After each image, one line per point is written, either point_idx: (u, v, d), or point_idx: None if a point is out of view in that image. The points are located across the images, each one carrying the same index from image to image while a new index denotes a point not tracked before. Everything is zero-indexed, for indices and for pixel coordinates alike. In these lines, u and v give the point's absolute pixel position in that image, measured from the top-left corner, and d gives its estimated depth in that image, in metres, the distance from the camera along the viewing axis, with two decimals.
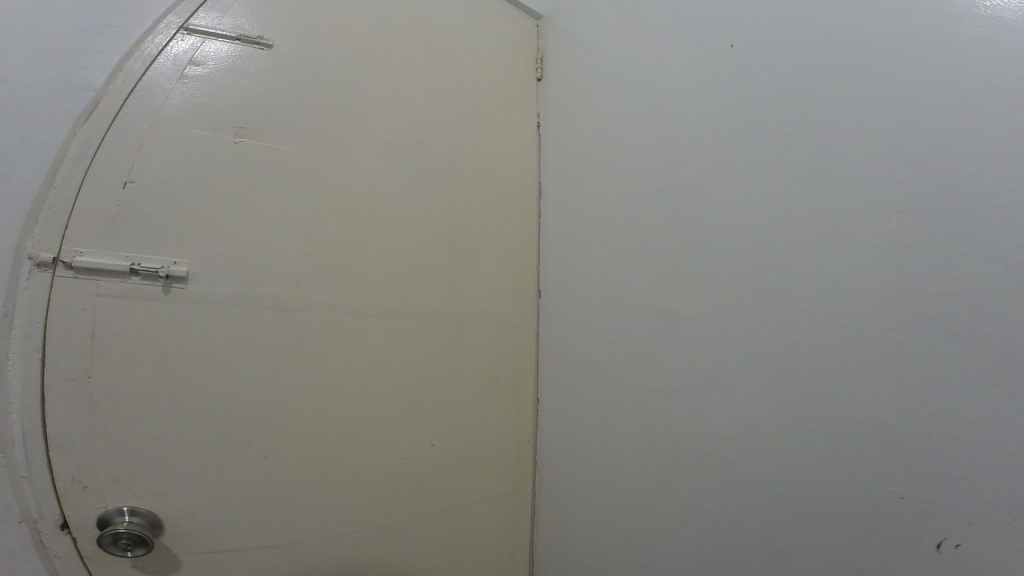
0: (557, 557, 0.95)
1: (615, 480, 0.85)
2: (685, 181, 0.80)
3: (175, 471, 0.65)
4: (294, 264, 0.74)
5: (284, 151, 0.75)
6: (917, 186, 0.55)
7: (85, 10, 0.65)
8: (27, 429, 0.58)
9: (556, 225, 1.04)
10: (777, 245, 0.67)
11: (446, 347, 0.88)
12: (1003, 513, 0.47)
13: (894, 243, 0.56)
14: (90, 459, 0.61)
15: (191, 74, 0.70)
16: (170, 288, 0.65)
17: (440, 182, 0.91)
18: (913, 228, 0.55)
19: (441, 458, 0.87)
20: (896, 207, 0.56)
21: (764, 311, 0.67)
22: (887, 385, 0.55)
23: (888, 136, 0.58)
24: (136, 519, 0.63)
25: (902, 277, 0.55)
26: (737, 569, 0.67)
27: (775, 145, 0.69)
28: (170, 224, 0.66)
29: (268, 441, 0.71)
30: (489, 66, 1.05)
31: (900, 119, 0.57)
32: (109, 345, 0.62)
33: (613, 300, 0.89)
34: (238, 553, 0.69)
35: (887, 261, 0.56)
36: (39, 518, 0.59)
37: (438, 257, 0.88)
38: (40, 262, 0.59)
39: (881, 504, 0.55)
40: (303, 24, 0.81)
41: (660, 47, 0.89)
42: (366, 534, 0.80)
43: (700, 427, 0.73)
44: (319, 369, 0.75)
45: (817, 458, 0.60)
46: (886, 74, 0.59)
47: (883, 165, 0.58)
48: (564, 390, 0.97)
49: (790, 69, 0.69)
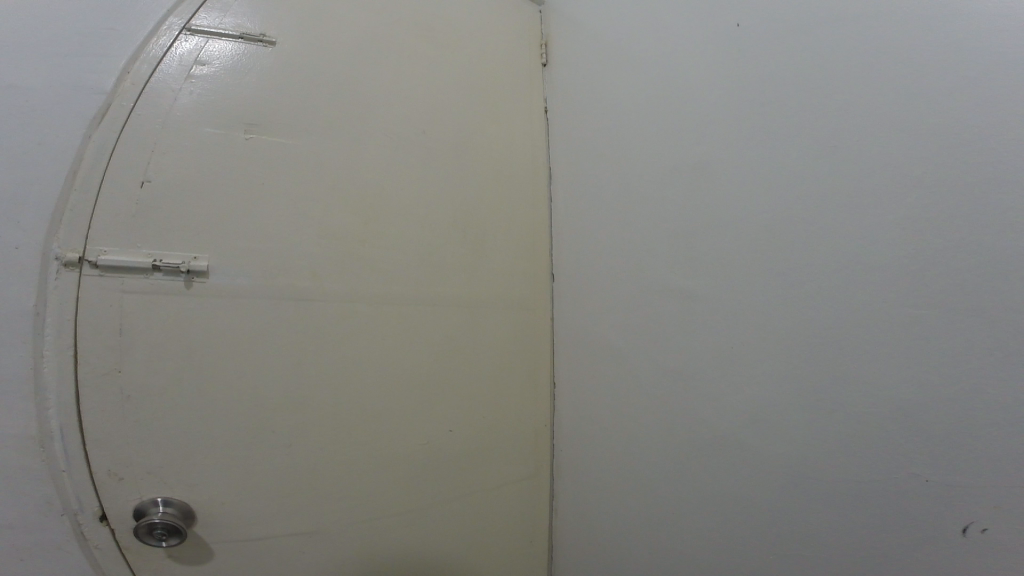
0: (578, 540, 0.97)
1: (635, 462, 0.86)
2: (696, 160, 0.79)
3: (204, 462, 0.67)
4: (308, 258, 0.75)
5: (293, 146, 0.75)
6: (937, 154, 0.53)
7: (89, 12, 0.66)
8: (64, 424, 0.60)
9: (567, 210, 1.03)
10: (792, 224, 0.66)
11: (462, 334, 0.89)
12: None
13: (913, 215, 0.54)
14: (124, 452, 0.63)
15: (196, 74, 0.71)
16: (192, 282, 0.67)
17: (449, 170, 0.91)
18: (932, 197, 0.53)
19: (461, 444, 0.88)
20: (912, 178, 0.55)
21: (780, 291, 0.66)
22: (905, 362, 0.54)
23: (903, 105, 0.56)
24: (170, 510, 0.65)
25: (923, 249, 0.53)
26: (759, 549, 0.67)
27: (786, 121, 0.67)
28: (187, 222, 0.67)
29: (291, 431, 0.73)
30: (493, 53, 1.04)
31: (916, 87, 0.55)
32: (136, 341, 0.64)
33: (626, 284, 0.89)
34: (268, 540, 0.72)
35: (907, 233, 0.55)
36: (79, 511, 0.62)
37: (451, 245, 0.89)
38: (66, 261, 0.61)
39: (903, 487, 0.54)
40: (305, 19, 0.81)
41: (666, 25, 0.87)
42: (389, 519, 0.81)
43: (719, 408, 0.73)
44: (338, 359, 0.76)
45: (835, 438, 0.59)
46: (898, 41, 0.57)
47: (901, 133, 0.56)
48: (580, 376, 0.97)
49: (800, 40, 0.67)
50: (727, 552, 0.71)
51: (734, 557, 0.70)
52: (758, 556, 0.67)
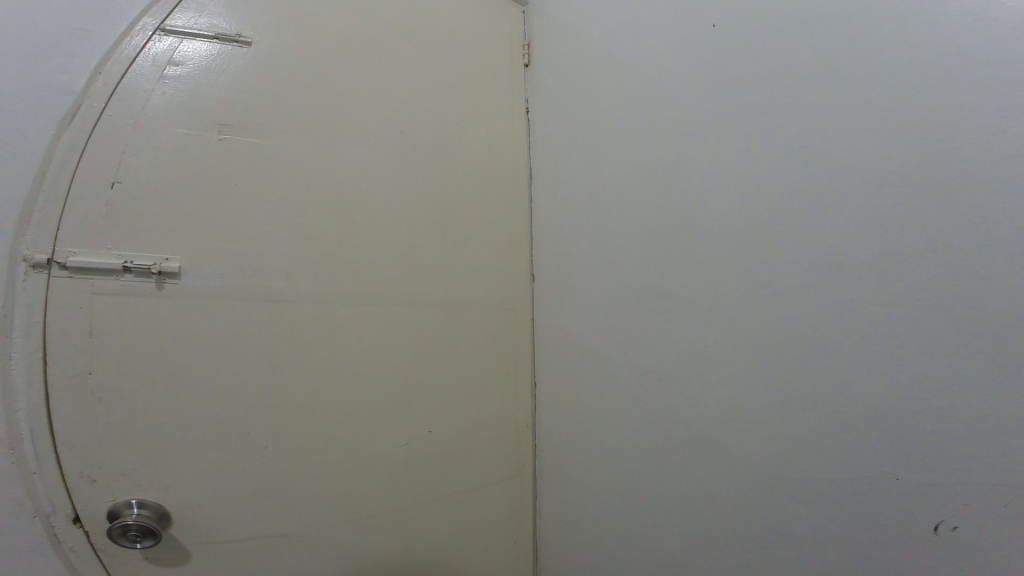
0: (560, 539, 0.97)
1: (614, 463, 0.86)
2: (673, 162, 0.80)
3: (179, 464, 0.67)
4: (286, 259, 0.75)
5: (269, 148, 0.75)
6: (904, 160, 0.55)
7: (59, 11, 0.65)
8: (33, 426, 0.60)
9: (548, 211, 1.04)
10: (766, 224, 0.67)
11: (442, 334, 0.89)
12: (1000, 496, 0.47)
13: (882, 218, 0.56)
14: (97, 454, 0.63)
15: (170, 75, 0.71)
16: (163, 283, 0.66)
17: (429, 171, 0.91)
18: (901, 202, 0.55)
19: (440, 444, 0.89)
20: (882, 180, 0.56)
21: (754, 289, 0.67)
22: (877, 359, 0.55)
23: (873, 111, 0.58)
24: (144, 512, 0.65)
25: (892, 252, 0.55)
26: (734, 547, 0.68)
27: (761, 123, 0.68)
28: (158, 224, 0.67)
29: (268, 432, 0.73)
30: (473, 54, 1.04)
31: (885, 92, 0.57)
32: (108, 343, 0.63)
33: (606, 285, 0.90)
34: (244, 542, 0.71)
35: (876, 236, 0.56)
36: (52, 513, 0.61)
37: (430, 246, 0.89)
38: (34, 263, 0.60)
39: (876, 484, 0.55)
40: (282, 20, 0.81)
41: (646, 28, 0.88)
42: (368, 520, 0.81)
43: (696, 407, 0.74)
44: (316, 360, 0.76)
45: (812, 434, 0.61)
46: (867, 48, 0.59)
47: (869, 138, 0.58)
48: (562, 376, 0.97)
49: (774, 46, 0.68)
50: (704, 550, 0.72)
51: (711, 555, 0.71)
52: (734, 554, 0.68)
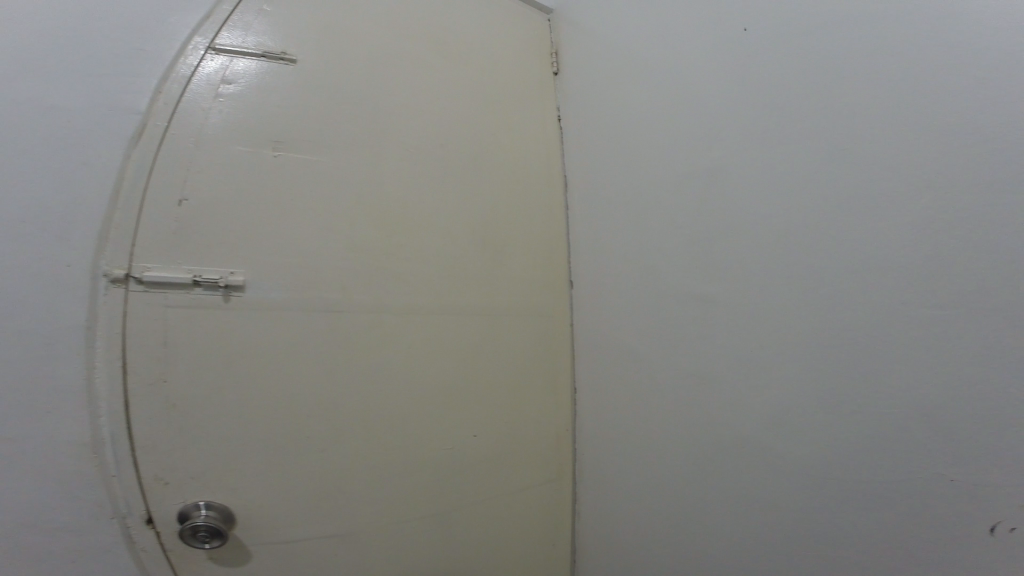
0: (600, 540, 0.99)
1: (656, 465, 0.87)
2: (712, 165, 0.80)
3: (244, 467, 0.70)
4: (339, 268, 0.77)
5: (320, 162, 0.78)
6: (950, 161, 0.54)
7: (118, 34, 0.68)
8: (114, 431, 0.64)
9: (585, 215, 1.05)
10: (808, 228, 0.66)
11: (485, 340, 0.91)
12: None
13: (931, 220, 0.55)
14: (171, 458, 0.67)
15: (224, 93, 0.74)
16: (230, 296, 0.70)
17: (469, 180, 0.93)
18: (949, 203, 0.53)
19: (484, 448, 0.91)
20: (928, 182, 0.55)
21: (799, 293, 0.67)
22: (930, 364, 0.54)
23: (915, 113, 0.56)
24: (212, 513, 0.68)
25: (941, 254, 0.54)
26: (782, 551, 0.68)
27: (800, 125, 0.68)
28: (220, 238, 0.70)
29: (324, 436, 0.76)
30: (504, 61, 1.06)
31: (927, 94, 0.56)
32: (180, 352, 0.67)
33: (645, 288, 0.91)
34: (301, 542, 0.74)
35: (924, 237, 0.55)
36: (128, 514, 0.65)
37: (472, 253, 0.91)
38: (114, 278, 0.64)
39: (931, 488, 0.54)
40: (322, 37, 0.83)
41: (675, 32, 0.88)
42: (415, 522, 0.84)
43: (741, 410, 0.74)
44: (368, 366, 0.79)
45: (861, 441, 0.60)
46: (908, 48, 0.58)
47: (911, 140, 0.57)
48: (602, 379, 0.98)
49: (806, 49, 0.68)
50: (750, 554, 0.72)
51: (757, 558, 0.71)
52: (781, 557, 0.68)
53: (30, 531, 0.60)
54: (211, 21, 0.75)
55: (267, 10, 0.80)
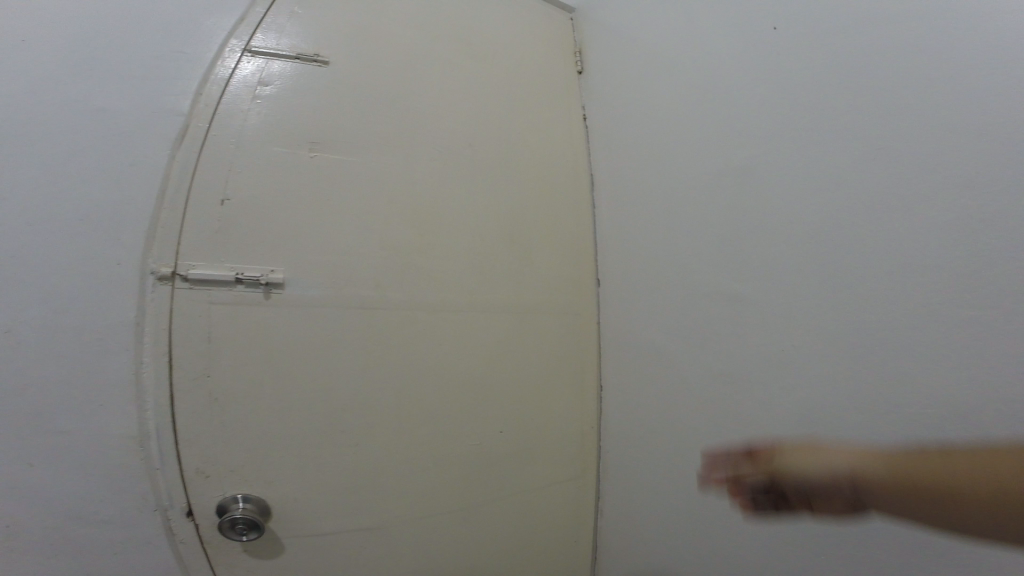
0: (622, 538, 0.99)
1: (680, 463, 0.87)
2: (742, 163, 0.79)
3: (281, 461, 0.72)
4: (374, 266, 0.79)
5: (354, 162, 0.80)
6: (987, 159, 0.52)
7: (158, 38, 0.70)
8: (159, 425, 0.65)
9: (611, 214, 1.06)
10: (839, 227, 0.65)
11: (512, 338, 0.92)
12: None
13: (967, 218, 0.53)
14: (212, 451, 0.68)
15: (261, 94, 0.75)
16: (271, 293, 0.71)
17: (497, 180, 0.94)
18: (986, 201, 0.52)
19: (511, 444, 0.92)
20: (967, 181, 0.53)
21: (830, 292, 0.65)
22: (966, 364, 0.52)
23: (950, 111, 0.55)
24: (249, 505, 0.69)
25: (976, 253, 0.52)
26: (806, 551, 0.67)
27: (832, 123, 0.66)
28: (261, 236, 0.72)
29: (358, 431, 0.77)
30: (529, 62, 1.06)
31: (963, 90, 0.54)
32: (223, 348, 0.68)
33: (670, 287, 0.91)
34: (333, 535, 0.76)
35: (958, 235, 0.53)
36: (169, 507, 0.66)
37: (501, 251, 0.92)
38: (161, 276, 0.66)
39: None
40: (352, 39, 0.84)
41: (702, 31, 0.88)
42: (443, 517, 0.85)
43: (768, 409, 0.72)
44: (401, 362, 0.80)
45: (891, 442, 0.58)
46: (949, 44, 0.56)
47: (946, 138, 0.55)
48: (627, 377, 0.99)
49: (837, 46, 0.66)
50: (774, 555, 0.71)
51: (781, 559, 0.70)
52: (806, 558, 0.67)
53: (78, 522, 0.62)
54: (246, 23, 0.76)
55: (299, 12, 0.81)
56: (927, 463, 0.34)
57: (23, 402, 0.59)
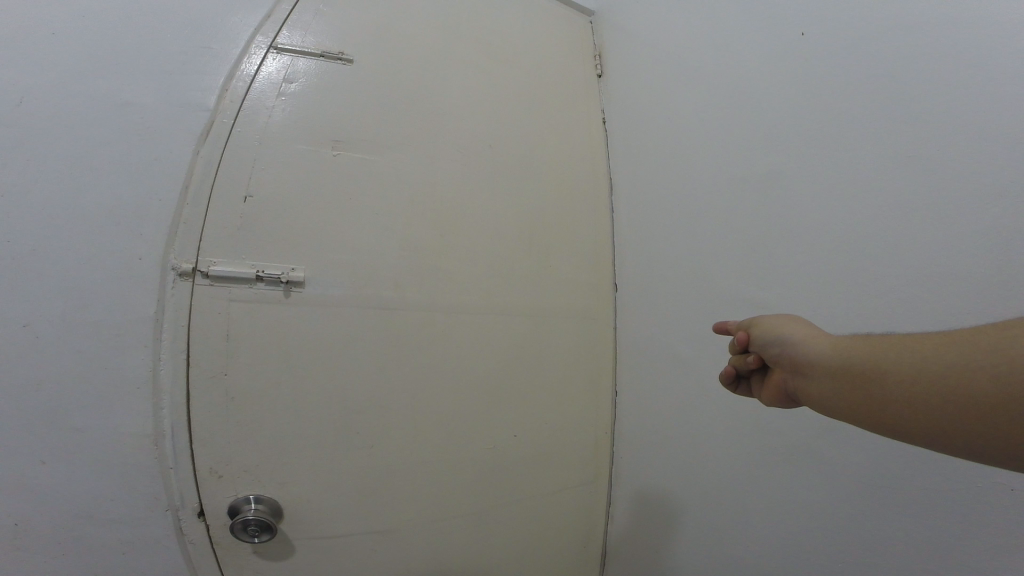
0: (633, 549, 0.97)
1: (695, 472, 0.86)
2: (766, 168, 0.77)
3: (295, 460, 0.71)
4: (394, 267, 0.79)
5: (375, 162, 0.79)
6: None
7: (186, 34, 0.69)
8: (174, 423, 0.64)
9: (630, 219, 1.05)
10: (866, 236, 0.63)
11: (530, 342, 0.92)
12: None
13: (1002, 225, 0.51)
14: (225, 451, 0.67)
15: (286, 91, 0.75)
16: (290, 291, 0.71)
17: (517, 182, 0.94)
18: (1021, 208, 0.50)
19: (527, 449, 0.91)
20: (1001, 189, 0.52)
21: (855, 301, 0.63)
22: None
23: (985, 117, 0.53)
24: (261, 507, 0.68)
25: (1014, 261, 0.50)
26: (825, 565, 0.65)
27: (859, 131, 0.65)
28: (281, 234, 0.71)
29: (373, 432, 0.76)
30: (549, 65, 1.06)
31: (998, 97, 0.53)
32: (241, 346, 0.68)
33: (688, 293, 0.90)
34: (343, 538, 0.74)
35: (994, 242, 0.52)
36: (180, 507, 0.65)
37: (520, 254, 0.92)
38: (182, 272, 0.65)
39: (988, 496, 0.51)
40: (375, 38, 0.84)
41: (725, 34, 0.87)
42: (455, 521, 0.83)
43: (789, 419, 0.70)
44: (418, 363, 0.80)
45: (916, 452, 0.57)
46: (987, 51, 0.54)
47: (979, 144, 0.54)
48: (643, 384, 0.98)
49: (867, 50, 0.65)
50: (791, 568, 0.69)
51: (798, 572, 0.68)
52: (824, 572, 0.65)
53: (89, 521, 0.60)
54: (272, 20, 0.76)
55: (325, 11, 0.81)
56: (886, 345, 0.41)
57: (38, 399, 0.58)
